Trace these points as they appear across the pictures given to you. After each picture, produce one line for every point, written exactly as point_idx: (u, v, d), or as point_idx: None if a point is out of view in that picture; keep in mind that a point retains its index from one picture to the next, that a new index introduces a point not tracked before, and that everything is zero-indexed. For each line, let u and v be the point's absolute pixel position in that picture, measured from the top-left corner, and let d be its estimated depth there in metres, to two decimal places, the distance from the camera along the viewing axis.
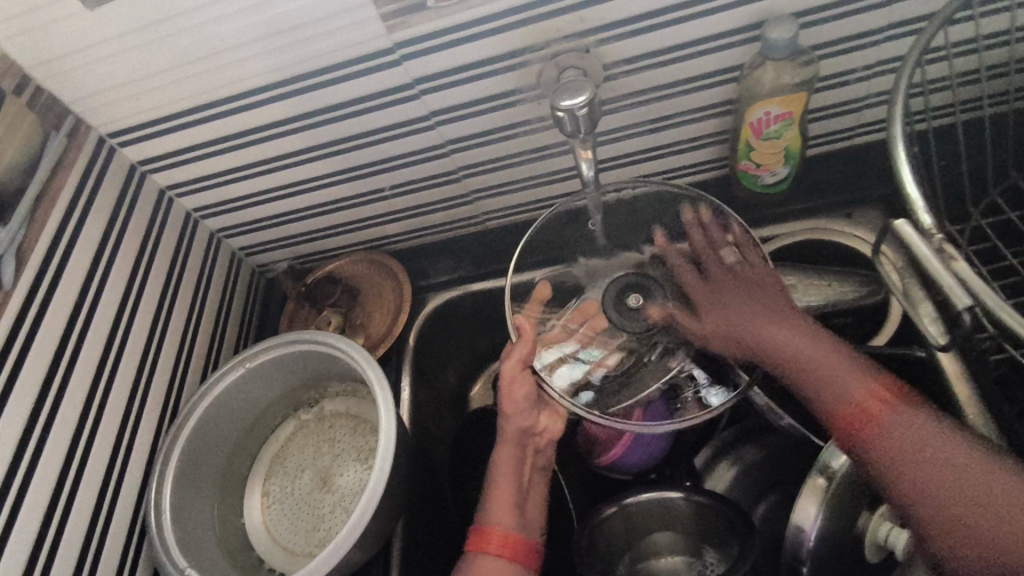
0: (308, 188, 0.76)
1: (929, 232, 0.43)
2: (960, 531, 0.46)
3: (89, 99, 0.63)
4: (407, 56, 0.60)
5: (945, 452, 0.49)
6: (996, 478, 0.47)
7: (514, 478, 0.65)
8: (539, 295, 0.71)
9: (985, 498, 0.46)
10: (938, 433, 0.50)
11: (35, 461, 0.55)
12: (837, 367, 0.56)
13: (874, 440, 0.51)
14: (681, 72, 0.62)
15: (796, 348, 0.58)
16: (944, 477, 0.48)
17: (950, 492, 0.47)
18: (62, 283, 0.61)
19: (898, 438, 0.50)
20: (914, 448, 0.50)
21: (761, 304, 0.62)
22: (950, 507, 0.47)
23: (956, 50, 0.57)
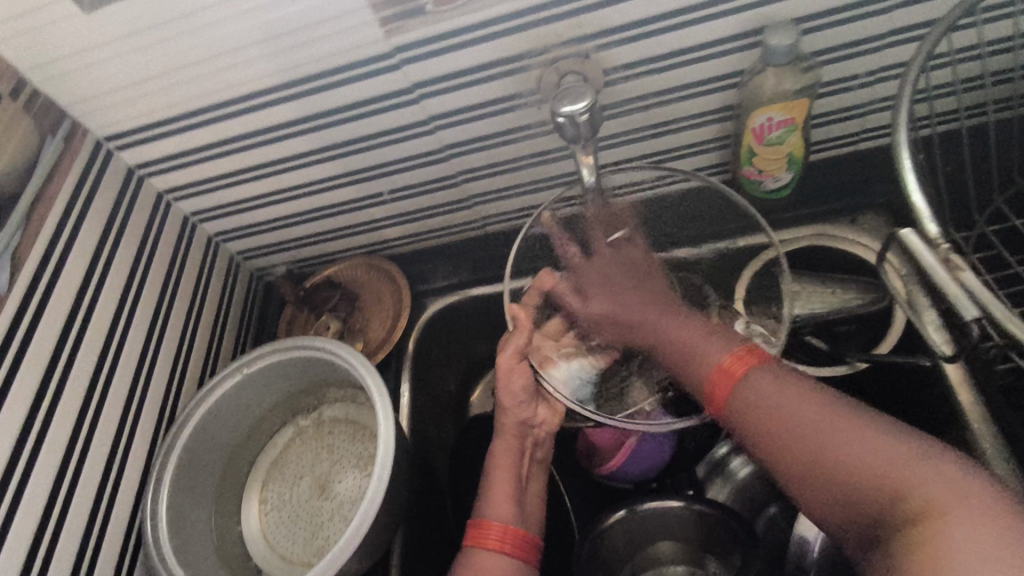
0: (306, 192, 0.76)
1: (935, 241, 0.43)
2: (817, 472, 0.44)
3: (85, 102, 0.63)
4: (406, 60, 0.59)
5: (799, 402, 0.47)
6: (844, 417, 0.45)
7: (512, 468, 0.66)
8: (541, 282, 0.67)
9: (833, 436, 0.44)
10: (791, 384, 0.49)
11: (28, 469, 0.55)
12: (704, 335, 0.57)
13: (736, 400, 0.51)
14: (683, 76, 0.62)
15: (669, 323, 0.59)
16: (797, 425, 0.46)
17: (802, 437, 0.46)
18: (57, 289, 0.60)
19: (755, 395, 0.50)
20: (767, 400, 0.49)
21: (638, 287, 0.64)
22: (806, 452, 0.45)
23: (961, 56, 0.57)
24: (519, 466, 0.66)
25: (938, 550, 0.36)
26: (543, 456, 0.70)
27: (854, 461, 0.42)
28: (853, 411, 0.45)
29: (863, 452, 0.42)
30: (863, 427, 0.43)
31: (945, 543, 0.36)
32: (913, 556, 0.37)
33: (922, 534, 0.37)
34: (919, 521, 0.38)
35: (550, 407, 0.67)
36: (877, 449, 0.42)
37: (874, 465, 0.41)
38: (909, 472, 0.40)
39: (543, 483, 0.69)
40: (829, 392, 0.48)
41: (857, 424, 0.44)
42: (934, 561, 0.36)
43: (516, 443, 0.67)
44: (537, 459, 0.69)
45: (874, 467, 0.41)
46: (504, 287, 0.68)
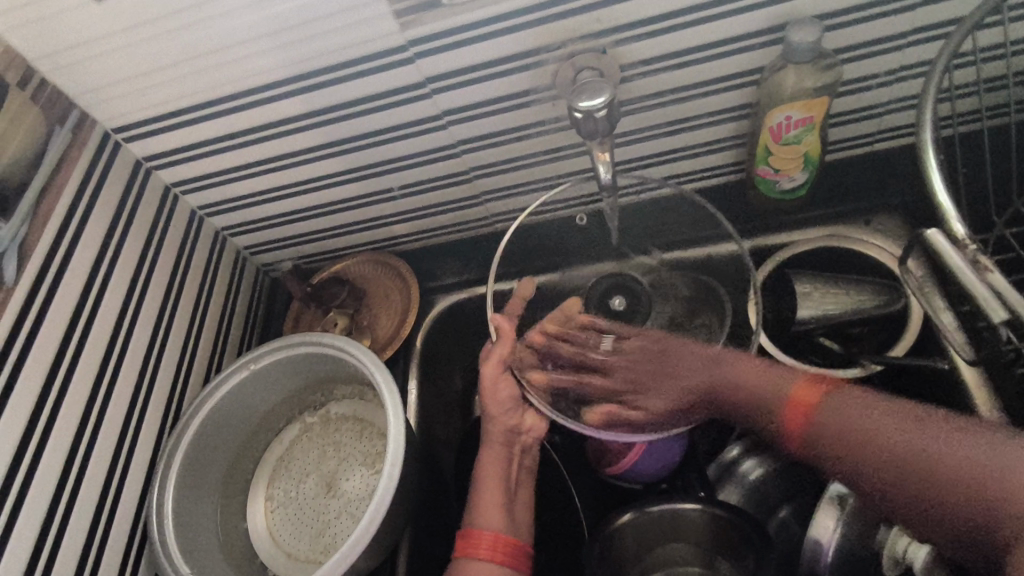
0: (315, 187, 0.75)
1: (962, 242, 0.42)
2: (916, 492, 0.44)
3: (94, 93, 0.62)
4: (421, 53, 0.59)
5: (884, 422, 0.47)
6: (933, 432, 0.44)
7: (500, 474, 0.65)
8: (522, 293, 0.71)
9: (930, 454, 0.43)
10: (869, 401, 0.48)
11: (34, 464, 0.54)
12: (760, 377, 0.55)
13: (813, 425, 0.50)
14: (701, 73, 0.61)
15: (721, 379, 0.57)
16: (885, 445, 0.46)
17: (891, 460, 0.45)
18: (64, 281, 0.59)
19: (833, 420, 0.49)
20: (849, 420, 0.48)
21: (680, 364, 0.59)
22: (900, 474, 0.44)
23: (983, 56, 0.56)
24: (506, 473, 0.66)
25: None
26: (531, 464, 0.70)
27: (957, 478, 0.42)
28: (938, 424, 0.45)
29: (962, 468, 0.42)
30: (957, 441, 0.43)
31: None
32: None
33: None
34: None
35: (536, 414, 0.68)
36: (977, 463, 0.41)
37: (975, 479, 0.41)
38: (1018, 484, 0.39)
39: (532, 492, 0.68)
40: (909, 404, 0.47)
41: (947, 438, 0.43)
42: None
43: (504, 449, 0.67)
44: (525, 468, 0.69)
45: (979, 481, 0.41)
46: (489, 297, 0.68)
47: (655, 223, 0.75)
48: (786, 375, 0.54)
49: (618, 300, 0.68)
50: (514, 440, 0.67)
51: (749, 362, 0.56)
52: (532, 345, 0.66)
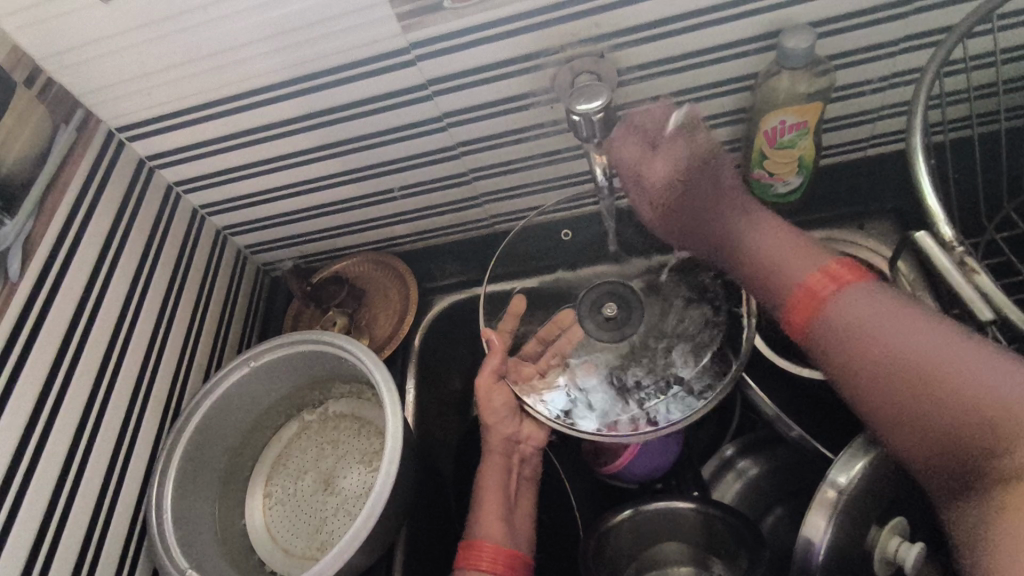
0: (315, 187, 0.76)
1: (951, 245, 0.43)
2: (918, 423, 0.48)
3: (99, 92, 0.63)
4: (421, 56, 0.60)
5: (907, 347, 0.49)
6: (955, 366, 0.46)
7: (499, 482, 0.68)
8: (515, 308, 0.74)
9: (942, 390, 0.46)
10: (897, 318, 0.51)
11: (36, 457, 0.55)
12: (785, 258, 0.60)
13: (825, 326, 0.54)
14: (697, 78, 0.62)
15: (753, 244, 0.62)
16: (902, 373, 0.49)
17: (905, 389, 0.49)
18: (68, 277, 0.60)
19: (847, 324, 0.53)
20: (869, 338, 0.51)
21: (716, 209, 0.65)
22: (909, 405, 0.48)
23: (974, 63, 0.57)
24: (506, 481, 0.68)
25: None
26: (532, 474, 0.71)
27: (960, 416, 0.45)
28: (965, 358, 0.46)
29: (968, 409, 0.45)
30: (973, 378, 0.45)
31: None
32: (1004, 524, 0.42)
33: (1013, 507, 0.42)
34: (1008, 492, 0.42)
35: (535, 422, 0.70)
36: (987, 408, 0.44)
37: (978, 423, 0.44)
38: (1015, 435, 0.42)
39: (534, 501, 0.70)
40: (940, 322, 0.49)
41: (967, 376, 0.45)
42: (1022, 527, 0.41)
43: (502, 459, 0.69)
44: (525, 477, 0.71)
45: (980, 426, 0.44)
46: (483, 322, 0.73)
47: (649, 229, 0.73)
48: (817, 258, 0.58)
49: (610, 306, 0.70)
50: (511, 450, 0.69)
51: (783, 240, 0.61)
52: (528, 360, 0.69)
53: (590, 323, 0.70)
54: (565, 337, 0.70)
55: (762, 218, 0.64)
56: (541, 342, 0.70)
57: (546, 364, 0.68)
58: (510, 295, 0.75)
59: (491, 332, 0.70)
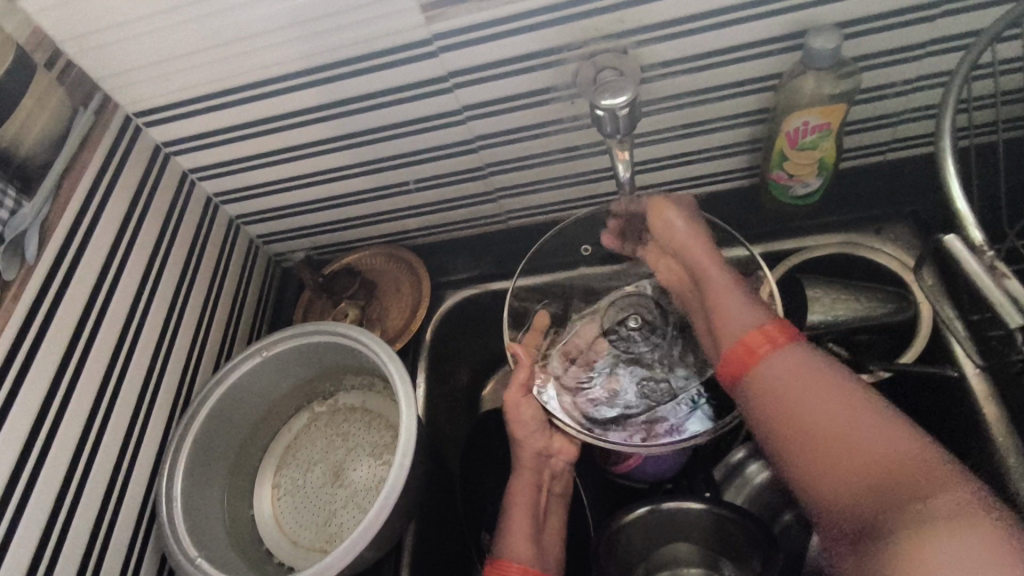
0: (331, 178, 0.75)
1: (980, 248, 0.43)
2: (830, 473, 0.43)
3: (118, 76, 0.62)
4: (443, 48, 0.59)
5: (827, 397, 0.46)
6: (872, 420, 0.43)
7: (528, 500, 0.67)
8: (539, 324, 0.72)
9: (856, 440, 0.43)
10: (824, 372, 0.47)
11: (49, 441, 0.54)
12: (728, 318, 0.55)
13: (752, 378, 0.50)
14: (720, 77, 0.62)
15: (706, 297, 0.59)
16: (818, 422, 0.45)
17: (821, 437, 0.44)
18: (83, 261, 0.60)
19: (772, 375, 0.49)
20: (793, 386, 0.47)
21: (685, 258, 0.63)
22: (822, 454, 0.44)
23: (1002, 68, 0.57)
24: (536, 499, 0.67)
25: (926, 560, 0.35)
26: (562, 490, 0.70)
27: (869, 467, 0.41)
28: (882, 417, 0.43)
29: (877, 460, 0.41)
30: (882, 430, 0.42)
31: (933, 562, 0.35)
32: (897, 559, 0.37)
33: (907, 542, 0.37)
34: (909, 537, 0.37)
35: (565, 436, 0.69)
36: (896, 464, 0.41)
37: (887, 475, 0.40)
38: (923, 484, 0.39)
39: (564, 518, 0.69)
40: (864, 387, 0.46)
41: (883, 431, 0.42)
42: (915, 560, 0.36)
43: (533, 477, 0.68)
44: (556, 494, 0.70)
45: (890, 475, 0.40)
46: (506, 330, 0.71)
47: None
48: (755, 317, 0.54)
49: (634, 319, 0.70)
50: (541, 466, 0.68)
51: (731, 300, 0.56)
52: (555, 375, 0.68)
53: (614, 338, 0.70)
54: (589, 351, 0.70)
55: (723, 273, 0.59)
56: (566, 358, 0.70)
57: (571, 379, 0.68)
58: (532, 310, 0.73)
59: (517, 344, 0.69)
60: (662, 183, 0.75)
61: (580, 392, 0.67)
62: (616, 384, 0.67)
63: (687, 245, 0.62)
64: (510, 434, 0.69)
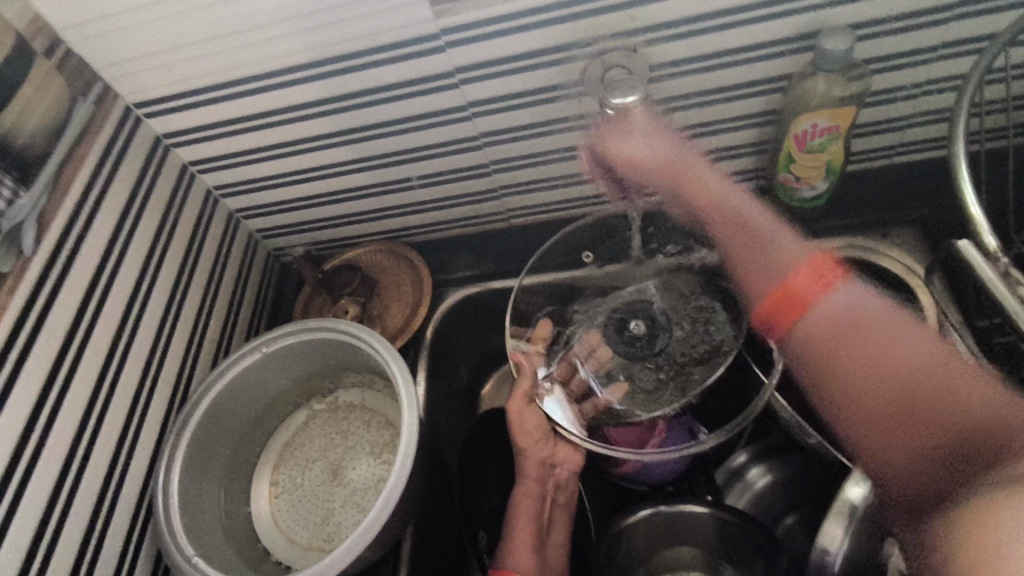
0: (332, 173, 0.75)
1: (994, 255, 0.42)
2: (895, 428, 0.40)
3: (119, 66, 0.61)
4: (451, 43, 0.58)
5: (898, 351, 0.42)
6: (950, 379, 0.40)
7: (532, 509, 0.65)
8: (540, 333, 0.72)
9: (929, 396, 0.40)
10: (895, 326, 0.44)
11: (45, 435, 0.53)
12: (759, 243, 0.52)
13: (804, 326, 0.46)
14: (729, 78, 0.61)
15: (724, 240, 0.54)
16: (884, 374, 0.42)
17: (886, 391, 0.41)
18: (82, 253, 0.59)
19: (830, 319, 0.45)
20: (856, 334, 0.44)
21: (683, 188, 0.57)
22: (888, 407, 0.41)
23: (1014, 73, 0.57)
24: (540, 509, 0.66)
25: (993, 521, 0.32)
26: (567, 500, 0.69)
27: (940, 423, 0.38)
28: (960, 374, 0.40)
29: (961, 415, 0.38)
30: (955, 382, 0.39)
31: (1003, 517, 0.31)
32: (964, 519, 0.33)
33: (979, 497, 0.33)
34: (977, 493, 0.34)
35: (569, 445, 0.68)
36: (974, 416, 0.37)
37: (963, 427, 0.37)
38: (1008, 437, 0.35)
39: (569, 527, 0.68)
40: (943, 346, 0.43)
41: (966, 390, 0.39)
42: (987, 521, 0.32)
43: (538, 486, 0.66)
44: (559, 504, 0.68)
45: (966, 428, 0.37)
46: (508, 339, 0.71)
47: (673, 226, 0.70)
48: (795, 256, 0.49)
49: (637, 324, 0.70)
50: (546, 474, 0.67)
51: (754, 219, 0.53)
52: (560, 382, 0.68)
53: (618, 342, 0.69)
54: (595, 357, 0.69)
55: (727, 195, 0.56)
56: (570, 366, 0.69)
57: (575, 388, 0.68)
58: (535, 317, 0.73)
59: (519, 353, 0.69)
60: None
61: (584, 401, 0.67)
62: (619, 392, 0.66)
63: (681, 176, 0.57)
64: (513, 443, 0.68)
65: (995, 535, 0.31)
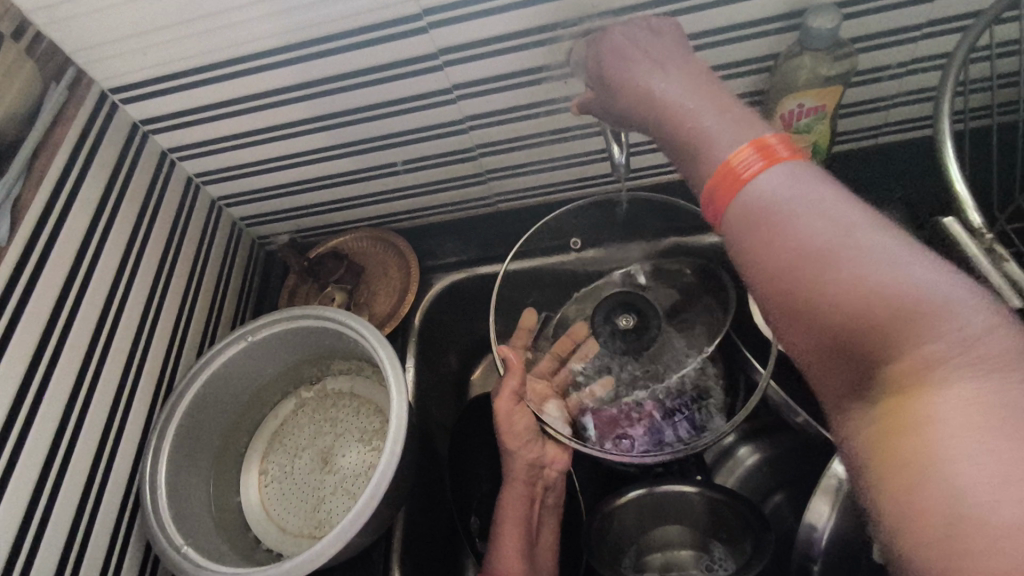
0: (316, 158, 0.73)
1: (980, 232, 0.43)
2: (796, 310, 0.35)
3: (91, 51, 0.60)
4: (435, 23, 0.57)
5: (812, 221, 0.34)
6: (863, 251, 0.32)
7: (521, 513, 0.65)
8: (525, 325, 0.72)
9: (842, 279, 0.33)
10: (813, 191, 0.36)
11: (26, 429, 0.52)
12: (702, 135, 0.41)
13: (730, 214, 0.39)
14: (715, 57, 0.61)
15: (674, 141, 0.44)
16: (791, 259, 0.35)
17: (797, 273, 0.34)
18: (59, 242, 0.58)
19: (750, 204, 0.37)
20: (778, 216, 0.36)
21: (634, 84, 0.47)
22: (795, 287, 0.35)
23: (1000, 51, 0.57)
24: (528, 513, 0.66)
25: (910, 440, 0.29)
26: (551, 502, 0.69)
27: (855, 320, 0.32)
28: (876, 243, 0.33)
29: (865, 304, 0.32)
30: (865, 264, 0.32)
31: (918, 437, 0.29)
32: (879, 433, 0.31)
33: (896, 405, 0.31)
34: (890, 403, 0.31)
35: (557, 443, 0.69)
36: (881, 306, 0.31)
37: (870, 319, 0.32)
38: (912, 335, 0.30)
39: (556, 526, 0.69)
40: (863, 205, 0.35)
41: (873, 267, 0.32)
42: (896, 441, 0.30)
43: (525, 489, 0.66)
44: (548, 504, 0.69)
45: (870, 318, 0.31)
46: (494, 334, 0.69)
47: (654, 212, 0.72)
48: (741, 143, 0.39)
49: (626, 318, 0.67)
50: (533, 477, 0.67)
51: (704, 108, 0.42)
52: (546, 377, 0.68)
53: (605, 335, 0.67)
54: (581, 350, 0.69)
55: (683, 89, 0.44)
56: (556, 359, 0.69)
57: (562, 382, 0.67)
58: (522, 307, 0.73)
59: (506, 347, 0.67)
60: (654, 166, 0.74)
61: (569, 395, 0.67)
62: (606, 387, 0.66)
63: (634, 86, 0.47)
64: (502, 445, 0.67)
65: (919, 464, 0.29)
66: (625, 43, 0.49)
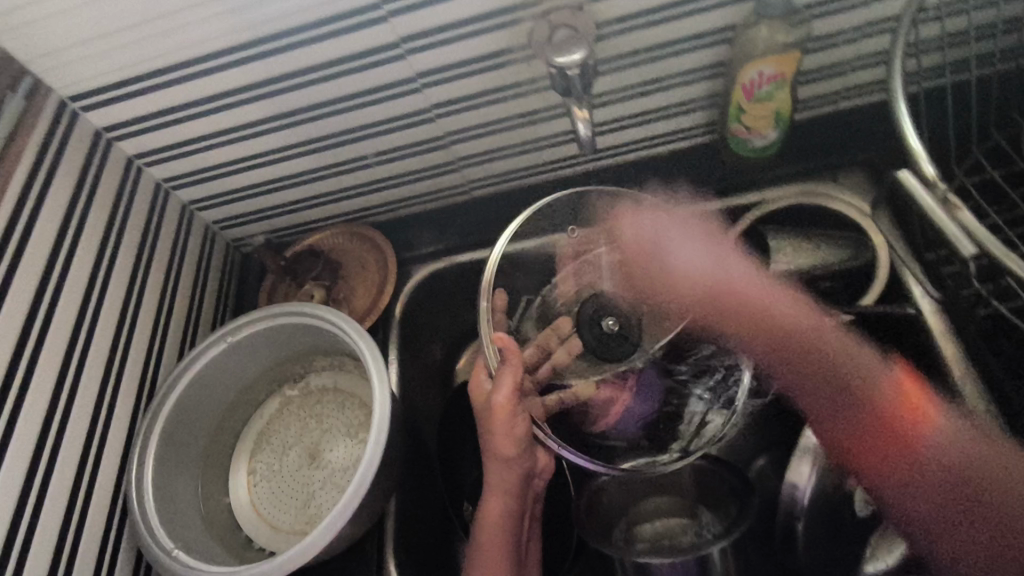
0: (285, 156, 0.73)
1: (933, 183, 0.44)
2: (908, 483, 0.56)
3: (46, 58, 0.59)
4: (393, 12, 0.58)
5: (957, 445, 0.54)
6: (1001, 471, 0.51)
7: (510, 527, 0.63)
8: (497, 306, 0.66)
9: (995, 487, 0.52)
10: (957, 427, 0.55)
11: (5, 441, 0.52)
12: (806, 331, 0.63)
13: (913, 452, 0.56)
14: (672, 31, 0.61)
15: (789, 343, 0.63)
16: (940, 487, 0.54)
17: (925, 480, 0.55)
18: (27, 253, 0.57)
19: (935, 458, 0.55)
20: (975, 475, 0.52)
21: (728, 284, 0.65)
22: (940, 496, 0.54)
23: (948, 10, 0.58)
24: (516, 513, 0.63)
25: None
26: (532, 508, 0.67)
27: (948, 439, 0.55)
28: (998, 453, 0.52)
29: (977, 481, 0.52)
30: (989, 454, 0.52)
31: None
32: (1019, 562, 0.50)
33: None
34: None
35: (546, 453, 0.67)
36: (977, 481, 0.52)
37: (976, 487, 0.52)
38: (1009, 487, 0.51)
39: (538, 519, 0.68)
40: (967, 424, 0.55)
41: (1000, 458, 0.52)
42: None
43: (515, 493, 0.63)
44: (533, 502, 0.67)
45: (985, 492, 0.52)
46: (481, 323, 0.64)
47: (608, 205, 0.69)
48: (872, 364, 0.61)
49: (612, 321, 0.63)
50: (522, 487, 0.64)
51: (804, 317, 0.64)
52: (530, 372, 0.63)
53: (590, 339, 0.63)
54: (565, 347, 0.64)
55: (717, 259, 0.66)
56: (540, 352, 0.64)
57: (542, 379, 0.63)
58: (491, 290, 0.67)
59: (502, 337, 0.63)
60: (622, 144, 0.75)
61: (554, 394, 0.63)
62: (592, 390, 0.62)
63: (717, 276, 0.65)
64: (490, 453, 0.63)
65: None
66: (692, 241, 0.67)
